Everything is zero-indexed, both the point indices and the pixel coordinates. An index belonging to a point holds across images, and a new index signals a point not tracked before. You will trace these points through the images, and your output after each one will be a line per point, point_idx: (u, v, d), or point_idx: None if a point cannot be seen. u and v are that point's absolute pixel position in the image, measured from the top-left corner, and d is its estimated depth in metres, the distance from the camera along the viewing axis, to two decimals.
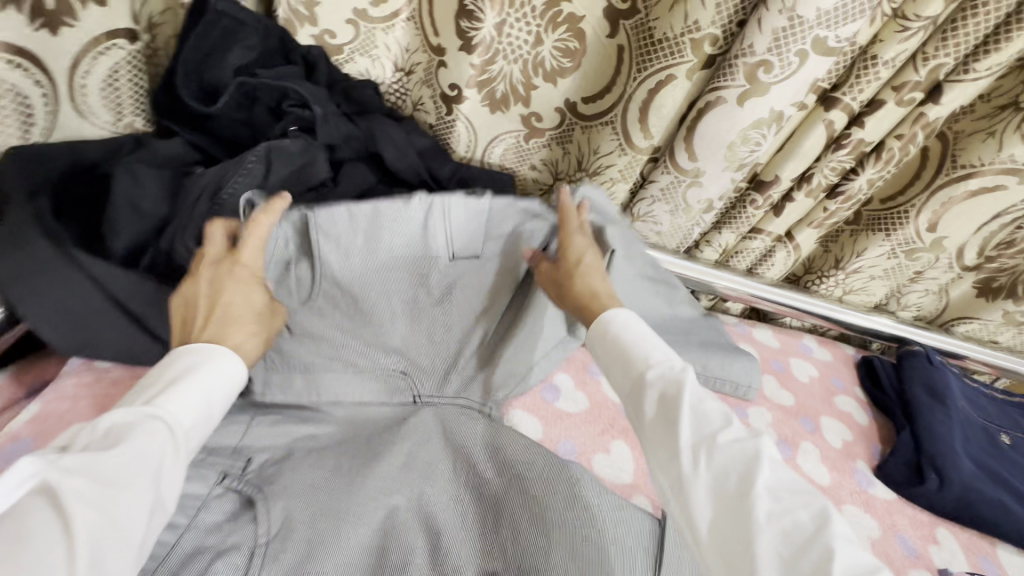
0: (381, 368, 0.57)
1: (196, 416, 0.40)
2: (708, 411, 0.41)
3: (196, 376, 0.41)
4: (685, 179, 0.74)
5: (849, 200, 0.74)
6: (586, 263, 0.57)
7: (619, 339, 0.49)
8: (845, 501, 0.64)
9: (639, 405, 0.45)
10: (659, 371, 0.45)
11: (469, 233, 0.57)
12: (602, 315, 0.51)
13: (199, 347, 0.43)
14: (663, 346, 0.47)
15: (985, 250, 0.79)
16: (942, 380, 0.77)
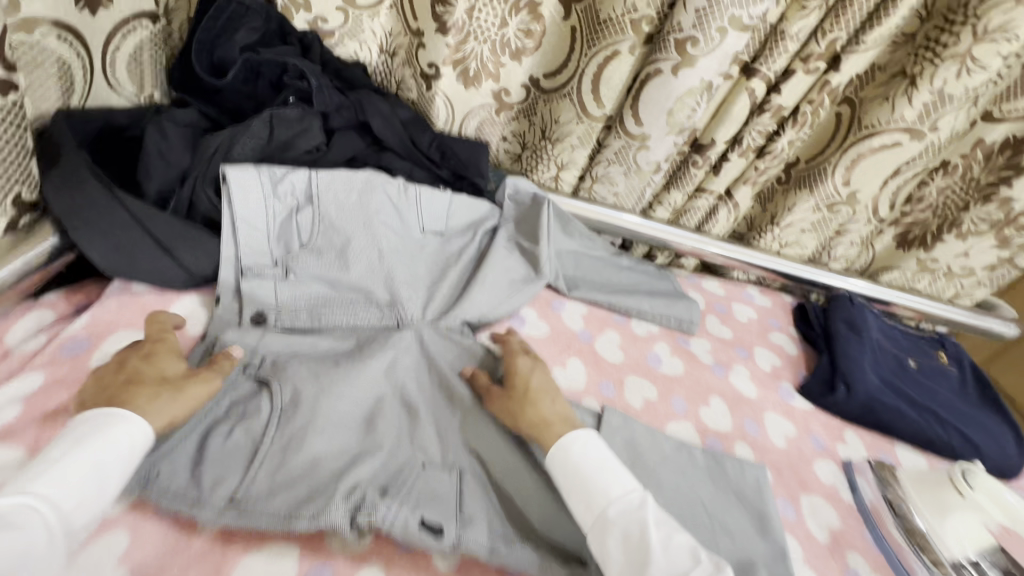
0: (371, 300, 0.66)
1: (83, 494, 0.39)
2: (676, 551, 0.45)
3: (81, 447, 0.40)
4: (634, 143, 0.86)
5: (774, 159, 0.86)
6: (536, 388, 0.58)
7: (578, 469, 0.50)
8: (768, 410, 0.75)
9: (603, 545, 0.47)
10: (620, 506, 0.48)
11: (436, 209, 0.77)
12: (563, 442, 0.52)
13: (90, 416, 0.43)
14: (621, 476, 0.50)
15: (895, 203, 0.91)
16: (860, 316, 0.89)
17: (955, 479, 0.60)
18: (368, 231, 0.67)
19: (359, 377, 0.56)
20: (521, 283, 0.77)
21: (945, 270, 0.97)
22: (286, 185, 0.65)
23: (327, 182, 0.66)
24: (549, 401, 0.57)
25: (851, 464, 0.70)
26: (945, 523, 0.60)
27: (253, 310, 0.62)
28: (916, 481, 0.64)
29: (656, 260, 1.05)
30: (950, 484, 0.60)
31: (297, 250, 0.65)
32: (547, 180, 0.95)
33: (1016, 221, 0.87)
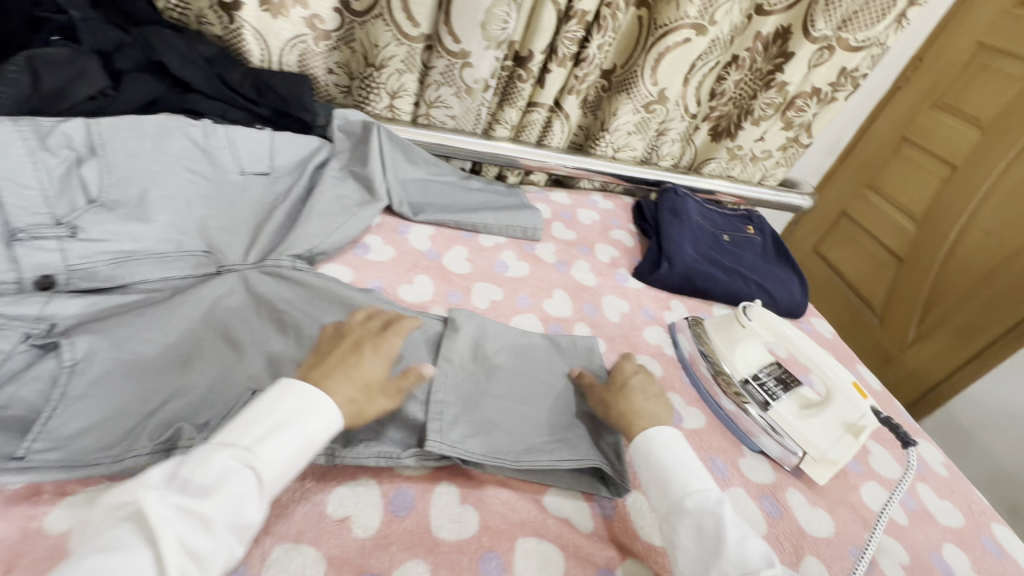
0: (183, 253, 0.63)
1: (288, 466, 0.42)
2: (748, 553, 0.44)
3: (291, 428, 0.43)
4: (457, 61, 0.87)
5: (591, 65, 0.93)
6: (632, 388, 0.61)
7: (660, 460, 0.52)
8: (605, 294, 0.84)
9: (674, 528, 0.48)
10: (696, 499, 0.48)
11: (252, 146, 0.74)
12: (648, 434, 0.54)
13: (304, 391, 0.45)
14: (701, 473, 0.51)
15: (700, 98, 1.03)
16: (682, 203, 1.00)
17: (738, 314, 0.72)
18: (167, 175, 0.64)
19: (165, 327, 0.55)
20: (361, 208, 0.78)
21: (751, 155, 1.12)
22: (57, 139, 0.59)
23: (108, 132, 0.62)
24: (643, 399, 0.60)
25: (679, 322, 0.80)
26: (732, 351, 0.71)
27: (36, 273, 0.55)
28: (714, 326, 0.75)
29: (508, 179, 1.10)
30: (735, 319, 0.72)
31: (85, 207, 0.59)
32: (384, 110, 0.94)
33: (795, 103, 1.02)
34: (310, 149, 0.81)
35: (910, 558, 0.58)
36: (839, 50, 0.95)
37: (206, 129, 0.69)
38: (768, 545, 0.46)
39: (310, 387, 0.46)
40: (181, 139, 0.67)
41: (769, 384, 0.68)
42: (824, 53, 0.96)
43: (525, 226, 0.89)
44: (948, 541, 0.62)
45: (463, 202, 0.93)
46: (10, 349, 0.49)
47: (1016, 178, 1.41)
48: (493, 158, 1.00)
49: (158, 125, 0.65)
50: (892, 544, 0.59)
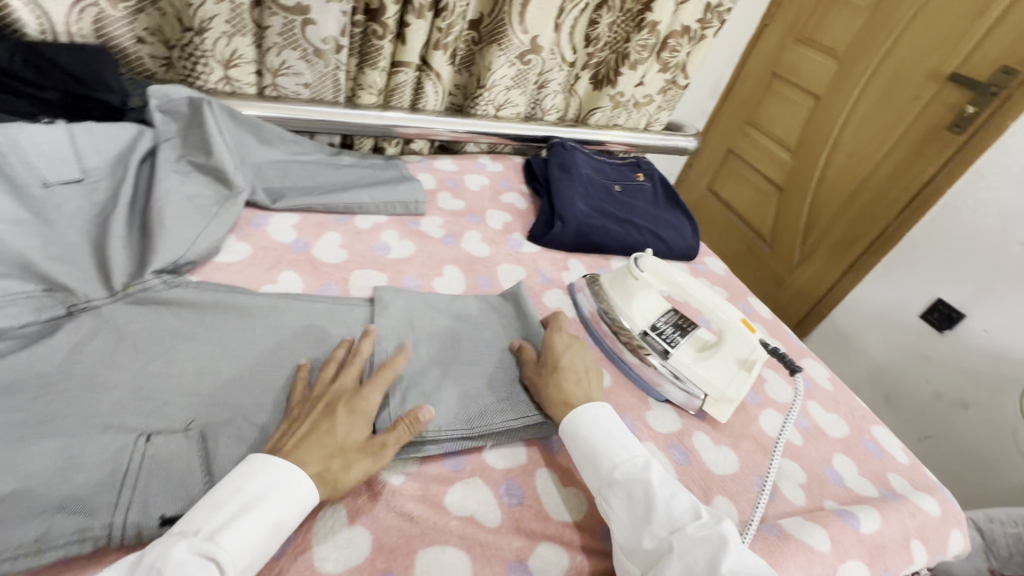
0: (12, 295, 0.51)
1: (254, 553, 0.39)
2: (676, 509, 0.45)
3: (257, 510, 0.40)
4: (296, 17, 0.76)
5: (453, 15, 0.84)
6: (564, 366, 0.57)
7: (588, 437, 0.51)
8: (500, 263, 0.79)
9: (607, 501, 0.48)
10: (625, 469, 0.48)
11: (52, 151, 0.58)
12: (576, 411, 0.53)
13: (273, 466, 0.42)
14: (627, 443, 0.51)
15: (575, 44, 0.98)
16: (571, 158, 0.97)
17: (630, 267, 0.70)
18: None
19: None
20: (205, 205, 0.66)
21: (634, 101, 1.10)
22: None
23: None
24: (574, 380, 0.56)
25: (577, 282, 0.77)
26: (627, 304, 0.69)
27: None
28: (609, 282, 0.73)
29: (387, 151, 1.00)
30: (628, 273, 0.70)
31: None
32: (220, 83, 0.80)
33: (668, 44, 1.01)
34: (129, 143, 0.66)
35: (806, 475, 0.61)
36: None
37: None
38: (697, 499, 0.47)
39: (279, 461, 0.43)
40: None
41: (667, 332, 0.67)
42: None
43: (406, 201, 0.82)
44: (838, 452, 0.66)
45: (333, 181, 0.83)
46: None
47: (868, 102, 1.53)
48: (362, 129, 0.89)
49: None
50: (790, 466, 0.62)
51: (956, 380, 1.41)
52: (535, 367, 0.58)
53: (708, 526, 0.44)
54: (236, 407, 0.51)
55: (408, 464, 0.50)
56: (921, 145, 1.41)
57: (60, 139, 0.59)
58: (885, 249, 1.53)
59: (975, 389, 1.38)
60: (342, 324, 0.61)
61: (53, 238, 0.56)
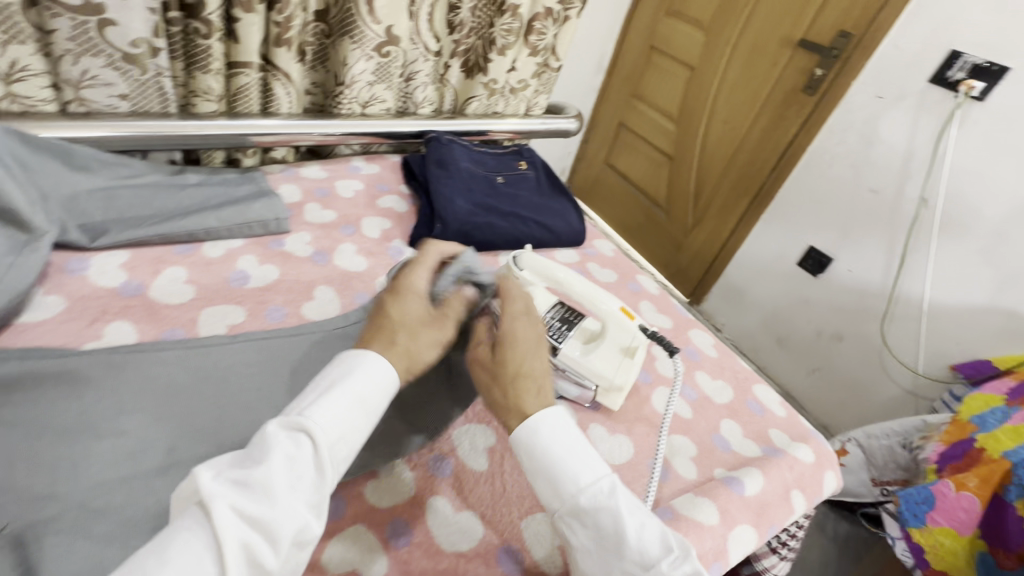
0: None
1: (344, 427, 0.39)
2: (647, 540, 0.40)
3: (338, 389, 0.40)
4: (87, 18, 0.64)
5: (290, 6, 0.76)
6: (523, 372, 0.48)
7: (546, 456, 0.43)
8: (379, 275, 0.74)
9: (570, 528, 0.42)
10: (591, 496, 0.41)
11: None
12: (531, 424, 0.44)
13: (347, 359, 0.43)
14: (592, 458, 0.44)
15: (437, 32, 0.93)
16: (448, 153, 0.93)
17: (510, 267, 0.69)
18: None
19: None
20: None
21: (508, 87, 1.08)
22: None
23: None
24: (534, 390, 0.47)
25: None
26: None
27: None
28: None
29: (243, 163, 0.90)
30: (508, 273, 0.68)
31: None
32: (5, 103, 0.67)
33: (534, 27, 1.00)
34: None
35: (696, 447, 0.64)
36: None
37: None
38: (664, 524, 0.43)
39: (354, 351, 0.44)
40: None
41: (554, 328, 0.65)
42: None
43: (263, 220, 0.73)
44: (724, 418, 0.69)
45: (172, 205, 0.72)
46: None
47: (734, 71, 1.62)
48: (205, 142, 0.79)
49: None
50: (681, 441, 0.64)
51: (832, 317, 1.57)
52: (491, 361, 0.49)
53: (679, 562, 0.40)
54: (59, 497, 0.41)
55: None
56: (783, 107, 1.52)
57: None
58: (764, 206, 1.65)
59: (846, 322, 1.54)
60: (188, 368, 0.52)
61: None
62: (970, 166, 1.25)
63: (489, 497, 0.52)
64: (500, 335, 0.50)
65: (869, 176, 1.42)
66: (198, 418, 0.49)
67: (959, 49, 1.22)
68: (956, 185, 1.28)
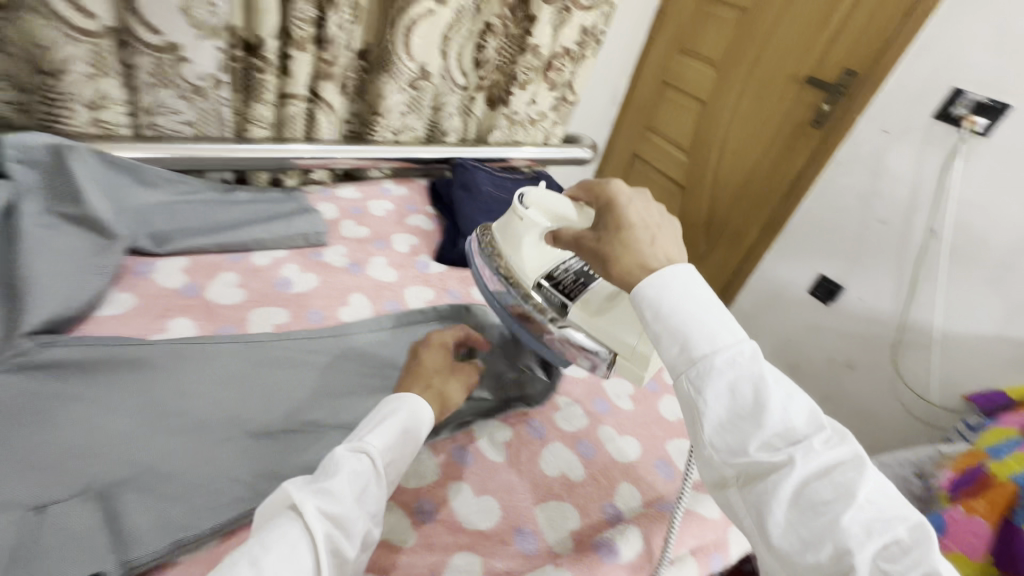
0: None
1: (395, 452, 0.46)
2: (793, 415, 0.38)
3: (392, 419, 0.47)
4: (166, 55, 0.74)
5: (337, 47, 0.85)
6: (630, 226, 0.50)
7: (677, 311, 0.42)
8: (408, 285, 0.81)
9: (702, 387, 0.40)
10: (728, 356, 0.40)
11: None
12: (661, 274, 0.44)
13: (397, 395, 0.50)
14: (729, 324, 0.42)
15: (465, 69, 1.03)
16: (472, 177, 1.00)
17: (516, 206, 0.68)
18: None
19: None
20: (80, 252, 0.62)
21: (529, 118, 1.17)
22: None
23: None
24: (646, 239, 0.48)
25: (473, 252, 0.73)
26: (523, 252, 0.67)
27: None
28: (508, 234, 0.69)
29: (286, 183, 0.99)
30: (514, 213, 0.67)
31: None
32: (88, 127, 0.75)
33: (553, 64, 1.08)
34: None
35: None
36: (575, 10, 1.02)
37: None
38: (810, 404, 0.40)
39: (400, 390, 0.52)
40: None
41: (566, 281, 0.66)
42: (563, 15, 1.02)
43: (305, 233, 0.81)
44: None
45: (227, 219, 0.80)
46: None
47: (744, 105, 1.70)
48: (256, 163, 0.87)
49: None
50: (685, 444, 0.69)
51: (844, 345, 1.59)
52: (596, 234, 0.53)
53: (835, 443, 0.38)
54: (134, 464, 0.47)
55: None
56: (792, 139, 1.58)
57: None
58: (774, 235, 1.70)
59: (859, 350, 1.56)
60: (241, 359, 0.59)
61: None
62: (977, 200, 1.29)
63: (505, 486, 0.57)
64: (600, 215, 0.54)
65: (878, 207, 1.47)
66: (250, 405, 0.55)
67: (961, 87, 1.28)
68: (966, 218, 1.31)
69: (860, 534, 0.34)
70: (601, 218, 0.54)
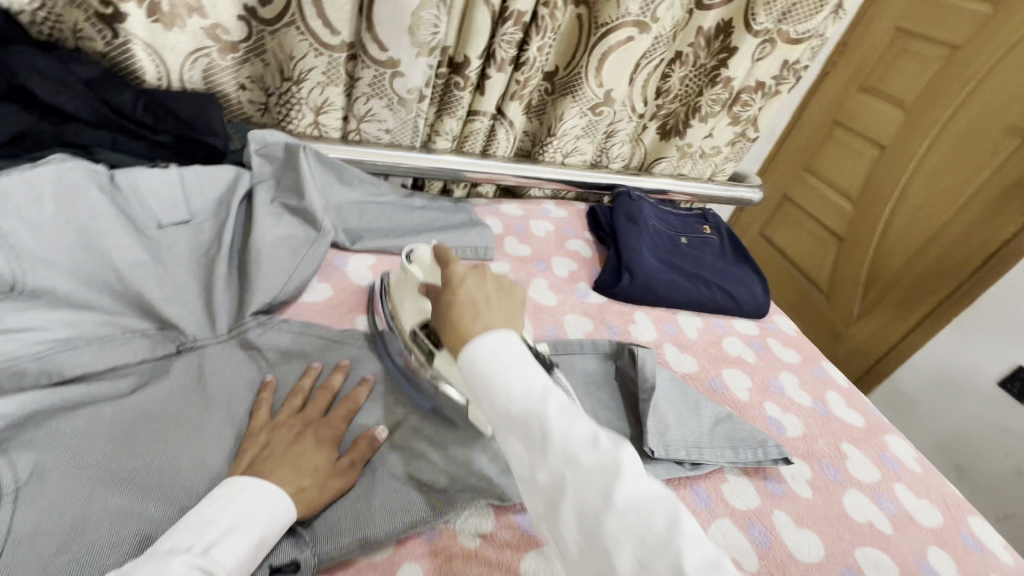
0: (135, 334, 0.55)
1: (243, 568, 0.40)
2: (574, 441, 0.37)
3: (246, 527, 0.41)
4: (386, 70, 0.80)
5: (531, 69, 0.87)
6: (461, 301, 0.47)
7: (480, 370, 0.41)
8: (568, 313, 0.79)
9: (505, 442, 0.39)
10: (521, 402, 0.39)
11: (162, 198, 0.61)
12: (470, 344, 0.42)
13: (254, 486, 0.44)
14: (527, 369, 0.41)
15: (647, 97, 1.00)
16: (637, 208, 0.96)
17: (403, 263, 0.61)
18: (80, 240, 0.53)
19: (76, 423, 0.46)
20: (296, 241, 0.68)
21: (701, 152, 1.10)
22: None
23: (31, 210, 0.50)
24: (469, 314, 0.45)
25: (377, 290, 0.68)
26: (403, 306, 0.61)
27: None
28: (395, 285, 0.64)
29: (455, 193, 1.02)
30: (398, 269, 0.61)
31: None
32: (309, 128, 0.85)
33: (740, 98, 1.01)
34: (236, 180, 0.69)
35: (899, 570, 0.57)
36: (780, 42, 0.94)
37: (113, 179, 0.57)
38: (598, 424, 0.39)
39: (260, 481, 0.44)
40: (80, 165, 0.55)
41: (438, 332, 0.58)
42: (766, 47, 0.95)
43: (475, 246, 0.83)
44: (932, 546, 0.61)
45: (407, 223, 0.84)
46: None
47: (937, 155, 1.46)
48: (438, 173, 0.92)
49: (85, 183, 0.54)
50: (879, 557, 0.58)
51: None
52: (438, 303, 0.50)
53: (608, 457, 0.36)
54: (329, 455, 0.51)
55: (483, 522, 0.51)
56: (1000, 202, 1.33)
57: (165, 183, 0.61)
58: (957, 310, 1.43)
59: None
60: None
61: (167, 278, 0.58)
62: None
63: None
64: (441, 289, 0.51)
65: None
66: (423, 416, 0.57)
67: None
68: None
69: (627, 546, 0.33)
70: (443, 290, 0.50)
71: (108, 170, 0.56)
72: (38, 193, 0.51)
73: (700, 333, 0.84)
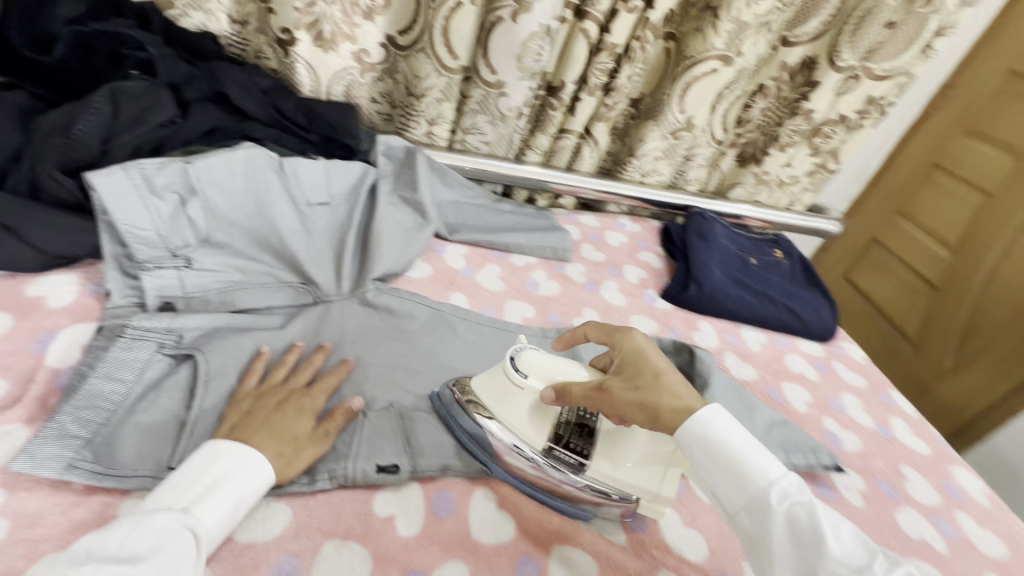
0: (284, 284, 0.69)
1: (223, 524, 0.44)
2: (845, 544, 0.43)
3: (230, 486, 0.45)
4: (493, 90, 0.93)
5: (619, 94, 0.97)
6: (660, 371, 0.52)
7: (729, 455, 0.46)
8: (635, 314, 0.86)
9: (767, 533, 0.44)
10: (782, 492, 0.44)
11: (312, 182, 0.75)
12: (708, 426, 0.47)
13: (236, 451, 0.47)
14: (772, 458, 0.47)
15: (727, 126, 1.06)
16: (709, 226, 1.02)
17: (507, 369, 0.57)
18: (255, 207, 0.69)
19: (244, 344, 0.60)
20: (406, 227, 0.81)
21: (778, 180, 1.13)
22: (179, 175, 0.63)
23: (226, 184, 0.66)
24: (682, 386, 0.51)
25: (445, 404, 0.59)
26: (518, 419, 0.56)
27: (160, 299, 0.61)
28: (481, 384, 0.58)
29: (538, 203, 1.13)
30: (509, 380, 0.56)
31: (197, 243, 0.65)
32: (422, 136, 0.99)
33: (822, 130, 1.04)
34: (363, 173, 0.81)
35: None
36: (866, 79, 0.97)
37: (281, 167, 0.72)
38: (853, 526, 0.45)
39: (240, 446, 0.48)
40: (262, 152, 0.70)
41: (566, 433, 0.57)
42: (850, 82, 0.98)
43: (554, 245, 0.93)
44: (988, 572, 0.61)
45: (496, 224, 0.94)
46: (150, 361, 0.55)
47: None
48: (526, 182, 1.03)
49: (260, 164, 0.70)
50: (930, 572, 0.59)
51: None
52: (629, 384, 0.52)
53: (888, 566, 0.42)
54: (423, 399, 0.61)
55: None
56: None
57: (314, 171, 0.75)
58: None
59: None
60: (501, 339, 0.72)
61: (309, 244, 0.72)
62: None
63: (713, 531, 0.57)
64: (622, 364, 0.55)
65: None
66: None
67: None
68: None
69: None
70: (620, 365, 0.55)
71: (279, 160, 0.71)
72: (232, 171, 0.67)
73: (763, 347, 0.87)
